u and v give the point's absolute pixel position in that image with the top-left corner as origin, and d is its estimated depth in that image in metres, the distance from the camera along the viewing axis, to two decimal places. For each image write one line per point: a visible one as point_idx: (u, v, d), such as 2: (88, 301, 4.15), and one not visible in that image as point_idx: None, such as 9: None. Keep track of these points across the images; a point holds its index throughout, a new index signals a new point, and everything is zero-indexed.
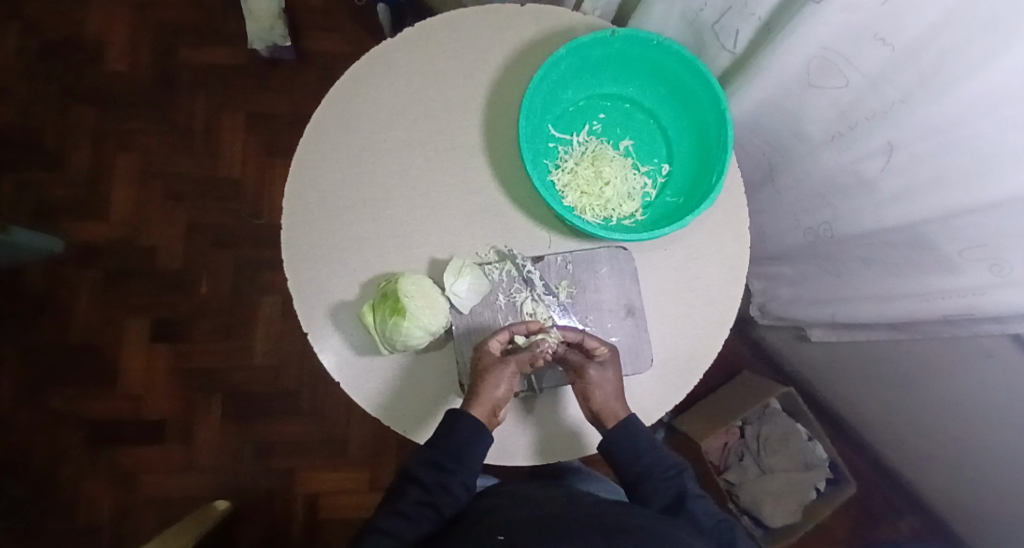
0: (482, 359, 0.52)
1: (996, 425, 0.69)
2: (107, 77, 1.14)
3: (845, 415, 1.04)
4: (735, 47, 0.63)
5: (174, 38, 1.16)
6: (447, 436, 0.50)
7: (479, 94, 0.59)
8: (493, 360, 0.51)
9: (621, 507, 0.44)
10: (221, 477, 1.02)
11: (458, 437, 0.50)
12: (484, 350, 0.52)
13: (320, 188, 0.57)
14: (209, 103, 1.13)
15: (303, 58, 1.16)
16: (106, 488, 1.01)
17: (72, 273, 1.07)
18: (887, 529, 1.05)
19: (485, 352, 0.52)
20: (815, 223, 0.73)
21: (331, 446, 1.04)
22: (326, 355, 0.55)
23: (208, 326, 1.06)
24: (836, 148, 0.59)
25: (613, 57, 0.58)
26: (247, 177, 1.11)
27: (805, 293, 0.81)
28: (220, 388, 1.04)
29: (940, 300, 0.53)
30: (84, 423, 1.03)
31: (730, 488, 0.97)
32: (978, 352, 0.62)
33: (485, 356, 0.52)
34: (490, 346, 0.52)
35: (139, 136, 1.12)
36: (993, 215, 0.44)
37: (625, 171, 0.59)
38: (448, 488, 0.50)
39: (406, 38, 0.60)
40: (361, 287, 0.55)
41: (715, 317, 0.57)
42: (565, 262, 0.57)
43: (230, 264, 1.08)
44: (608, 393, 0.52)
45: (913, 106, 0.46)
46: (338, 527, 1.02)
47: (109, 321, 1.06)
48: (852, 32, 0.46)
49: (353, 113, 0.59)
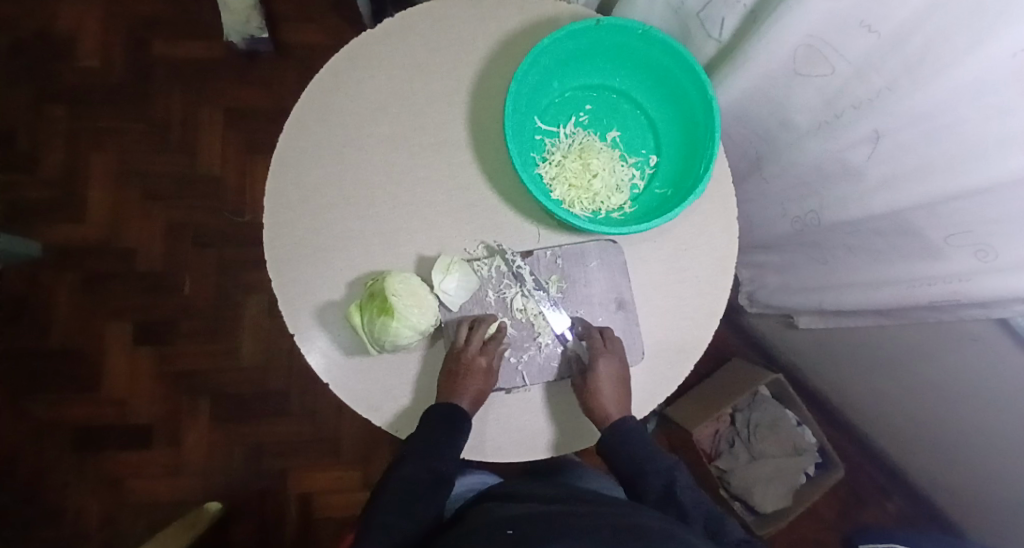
0: (464, 366, 0.51)
1: (979, 406, 0.71)
2: (78, 73, 1.10)
3: (831, 399, 1.06)
4: (720, 35, 0.63)
5: (146, 32, 1.12)
6: (442, 435, 0.50)
7: (463, 87, 0.58)
8: (476, 374, 0.51)
9: (629, 508, 0.45)
10: (211, 479, 1.01)
11: (456, 436, 0.50)
12: (471, 358, 0.51)
13: (304, 186, 0.56)
14: (187, 98, 1.10)
15: (281, 50, 1.13)
16: (92, 495, 0.99)
17: (49, 276, 1.04)
18: (874, 509, 1.07)
19: (469, 361, 0.51)
20: (802, 212, 0.73)
21: (324, 446, 1.04)
22: (314, 356, 0.54)
23: (193, 327, 1.04)
24: (822, 137, 0.59)
25: (598, 48, 0.57)
26: (228, 174, 1.09)
27: (792, 281, 0.82)
28: (206, 390, 1.03)
29: (927, 287, 0.54)
30: (67, 429, 1.01)
31: (721, 475, 0.98)
32: (963, 336, 0.63)
33: (467, 365, 0.51)
34: (473, 359, 0.51)
35: (114, 134, 1.08)
36: (979, 201, 0.44)
37: (613, 163, 0.59)
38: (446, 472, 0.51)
39: (387, 30, 0.59)
40: (347, 287, 0.54)
41: (705, 307, 0.57)
42: (554, 256, 0.56)
43: (214, 264, 1.06)
44: (602, 392, 0.52)
45: (898, 94, 0.46)
46: (333, 526, 1.02)
47: (91, 325, 1.03)
48: (837, 20, 0.46)
49: (334, 109, 0.57)
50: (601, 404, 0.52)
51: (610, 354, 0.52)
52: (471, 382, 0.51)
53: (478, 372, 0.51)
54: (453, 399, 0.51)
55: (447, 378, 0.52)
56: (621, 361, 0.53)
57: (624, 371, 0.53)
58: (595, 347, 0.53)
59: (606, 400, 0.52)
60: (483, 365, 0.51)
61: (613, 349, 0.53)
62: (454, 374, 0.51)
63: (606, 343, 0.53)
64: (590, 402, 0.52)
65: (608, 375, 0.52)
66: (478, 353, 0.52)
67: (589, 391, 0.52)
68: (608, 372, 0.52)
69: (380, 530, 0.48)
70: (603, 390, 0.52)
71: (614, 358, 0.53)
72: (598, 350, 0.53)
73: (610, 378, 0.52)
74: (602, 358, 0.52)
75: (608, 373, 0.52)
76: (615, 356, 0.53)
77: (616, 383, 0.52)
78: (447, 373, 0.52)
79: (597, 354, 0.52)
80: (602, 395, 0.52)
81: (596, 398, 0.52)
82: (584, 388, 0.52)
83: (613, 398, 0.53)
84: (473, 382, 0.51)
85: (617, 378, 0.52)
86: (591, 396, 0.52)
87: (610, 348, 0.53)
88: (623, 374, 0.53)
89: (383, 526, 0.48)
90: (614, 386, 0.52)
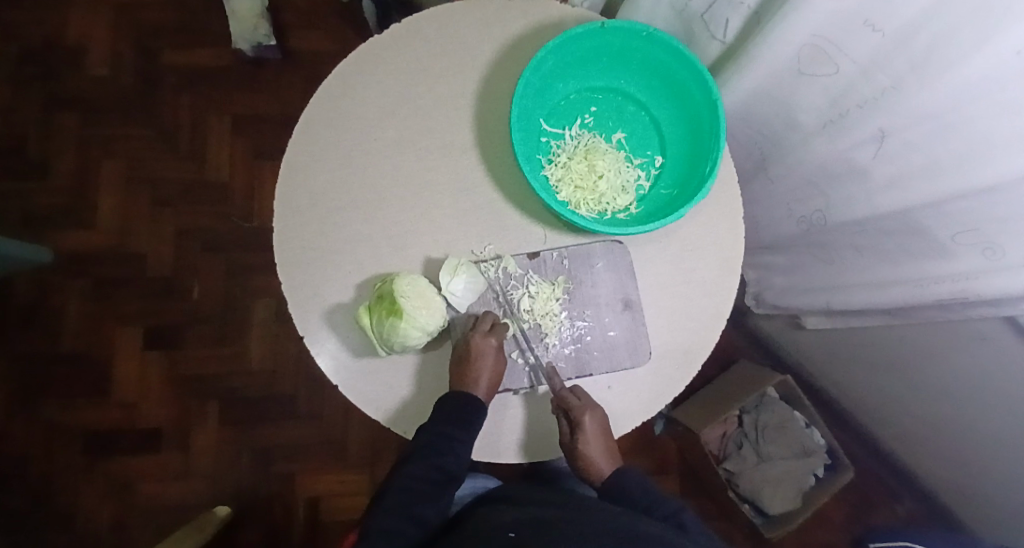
0: (474, 350, 0.51)
1: (988, 407, 0.71)
2: (89, 82, 1.12)
3: (840, 401, 1.06)
4: (724, 36, 0.63)
5: (156, 40, 1.14)
6: (453, 421, 0.50)
7: (468, 90, 0.59)
8: (487, 353, 0.51)
9: (627, 515, 0.46)
10: (219, 482, 1.02)
11: (466, 423, 0.51)
12: (479, 341, 0.52)
13: (312, 190, 0.56)
14: (195, 105, 1.12)
15: (289, 56, 1.15)
16: (102, 499, 1.00)
17: (60, 283, 1.05)
18: (885, 512, 1.07)
19: (479, 342, 0.52)
20: (808, 212, 0.73)
21: (331, 449, 1.04)
22: (323, 358, 0.54)
23: (201, 331, 1.05)
24: (828, 136, 0.59)
25: (603, 50, 0.57)
26: (236, 179, 1.10)
27: (799, 282, 0.81)
28: (215, 394, 1.04)
29: (935, 285, 0.54)
30: (76, 433, 1.02)
31: (730, 477, 0.97)
32: (971, 335, 0.63)
33: (477, 351, 0.51)
34: (480, 337, 0.52)
35: (124, 141, 1.10)
36: (986, 198, 0.44)
37: (619, 164, 0.59)
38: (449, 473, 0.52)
39: (393, 35, 0.60)
40: (356, 289, 0.55)
41: (712, 308, 0.57)
42: (560, 257, 0.56)
43: (222, 269, 1.07)
44: (590, 445, 0.52)
45: (904, 93, 0.46)
46: (340, 530, 1.02)
47: (100, 330, 1.04)
48: (842, 19, 0.46)
49: (342, 113, 0.58)
50: (594, 462, 0.54)
51: (592, 410, 0.52)
52: (481, 369, 0.51)
53: (490, 352, 0.51)
54: (460, 405, 0.50)
55: (458, 368, 0.52)
56: (603, 414, 0.53)
57: (607, 423, 0.53)
58: (573, 412, 0.51)
59: (598, 458, 0.54)
60: (493, 344, 0.52)
61: (590, 408, 0.52)
62: (464, 361, 0.51)
63: (582, 402, 0.52)
64: (581, 458, 0.54)
65: (594, 430, 0.51)
66: (487, 334, 0.53)
67: (578, 451, 0.53)
68: (592, 435, 0.51)
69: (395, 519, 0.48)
70: (593, 453, 0.52)
71: (594, 418, 0.51)
72: (581, 410, 0.51)
73: (595, 434, 0.51)
74: (584, 420, 0.51)
75: (593, 428, 0.51)
76: (593, 413, 0.52)
77: (602, 437, 0.52)
78: (456, 363, 0.52)
79: (583, 410, 0.51)
80: (593, 453, 0.53)
81: (587, 456, 0.53)
82: (574, 447, 0.53)
83: (604, 454, 0.54)
84: (484, 365, 0.51)
85: (602, 432, 0.52)
86: (582, 454, 0.53)
87: (586, 409, 0.51)
88: (607, 426, 0.53)
89: (392, 520, 0.49)
90: (602, 446, 0.53)
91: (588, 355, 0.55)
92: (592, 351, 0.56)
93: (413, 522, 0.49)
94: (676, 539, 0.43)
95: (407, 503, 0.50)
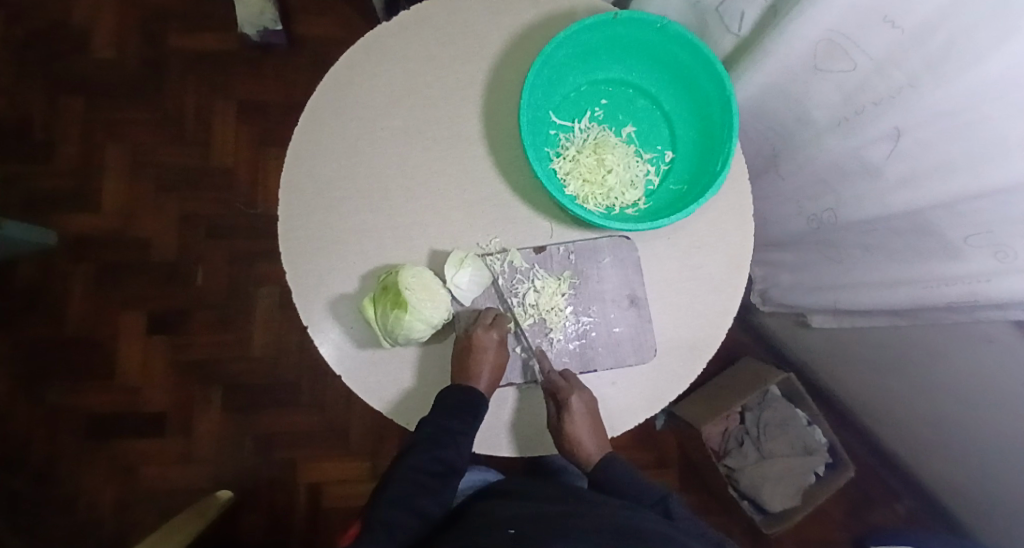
0: (476, 343, 0.52)
1: (995, 409, 0.70)
2: (94, 65, 1.11)
3: (843, 400, 1.05)
4: (739, 30, 0.63)
5: (162, 24, 1.12)
6: (456, 413, 0.50)
7: (477, 80, 0.58)
8: (489, 347, 0.51)
9: (627, 510, 0.46)
10: (222, 467, 1.03)
11: (467, 415, 0.51)
12: (481, 335, 0.52)
13: (318, 179, 0.56)
14: (201, 90, 1.11)
15: (295, 42, 1.13)
16: (106, 481, 1.01)
17: (64, 268, 1.05)
18: (883, 511, 1.07)
19: (480, 336, 0.52)
20: (818, 209, 0.72)
21: (334, 436, 1.04)
22: (326, 347, 0.54)
23: (206, 318, 1.05)
24: (842, 133, 0.58)
25: (615, 42, 0.56)
26: (241, 166, 1.09)
27: (806, 280, 0.81)
28: (219, 381, 1.04)
29: (944, 287, 0.53)
30: (81, 416, 1.02)
31: (730, 473, 0.97)
32: (978, 337, 0.62)
33: (479, 344, 0.52)
34: (482, 332, 0.52)
35: (130, 125, 1.09)
36: (999, 200, 0.43)
37: (628, 159, 0.58)
38: (449, 463, 0.52)
39: (402, 23, 0.59)
40: (361, 280, 0.55)
41: (719, 305, 0.57)
42: (567, 252, 0.56)
43: (227, 256, 1.07)
44: (577, 427, 0.51)
45: (920, 91, 0.45)
46: (341, 517, 1.03)
47: (105, 314, 1.05)
48: (860, 14, 0.45)
49: (349, 102, 0.57)
50: (583, 448, 0.54)
51: (579, 391, 0.52)
52: (482, 362, 0.51)
53: (491, 346, 0.52)
54: (460, 397, 0.50)
55: (459, 360, 0.52)
56: (591, 396, 0.53)
57: (595, 407, 0.53)
58: (560, 393, 0.51)
59: (587, 444, 0.53)
60: (494, 338, 0.52)
61: (578, 390, 0.52)
62: (466, 354, 0.51)
63: (570, 384, 0.52)
64: (568, 443, 0.53)
65: (580, 411, 0.51)
66: (488, 327, 0.53)
67: (565, 434, 0.52)
68: (577, 415, 0.51)
69: (397, 509, 0.49)
70: (579, 436, 0.52)
71: (581, 399, 0.51)
72: (567, 390, 0.51)
73: (582, 414, 0.51)
74: (570, 400, 0.51)
75: (580, 408, 0.51)
76: (580, 395, 0.51)
77: (589, 420, 0.52)
78: (457, 356, 0.52)
79: (570, 390, 0.51)
80: (581, 437, 0.52)
81: (574, 440, 0.53)
82: (562, 431, 0.52)
83: (593, 440, 0.54)
84: (484, 359, 0.51)
85: (589, 414, 0.52)
86: (569, 438, 0.52)
87: (573, 390, 0.51)
88: (595, 410, 0.53)
89: (392, 508, 0.49)
90: (590, 429, 0.52)
91: (592, 351, 0.55)
92: (596, 347, 0.55)
93: (412, 512, 0.50)
94: (675, 535, 0.43)
95: (407, 494, 0.51)
